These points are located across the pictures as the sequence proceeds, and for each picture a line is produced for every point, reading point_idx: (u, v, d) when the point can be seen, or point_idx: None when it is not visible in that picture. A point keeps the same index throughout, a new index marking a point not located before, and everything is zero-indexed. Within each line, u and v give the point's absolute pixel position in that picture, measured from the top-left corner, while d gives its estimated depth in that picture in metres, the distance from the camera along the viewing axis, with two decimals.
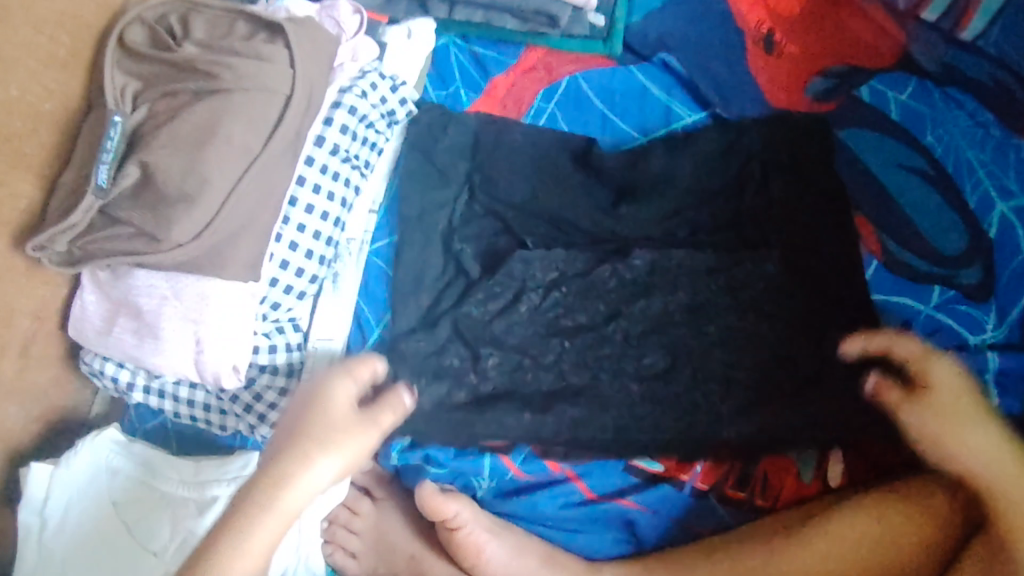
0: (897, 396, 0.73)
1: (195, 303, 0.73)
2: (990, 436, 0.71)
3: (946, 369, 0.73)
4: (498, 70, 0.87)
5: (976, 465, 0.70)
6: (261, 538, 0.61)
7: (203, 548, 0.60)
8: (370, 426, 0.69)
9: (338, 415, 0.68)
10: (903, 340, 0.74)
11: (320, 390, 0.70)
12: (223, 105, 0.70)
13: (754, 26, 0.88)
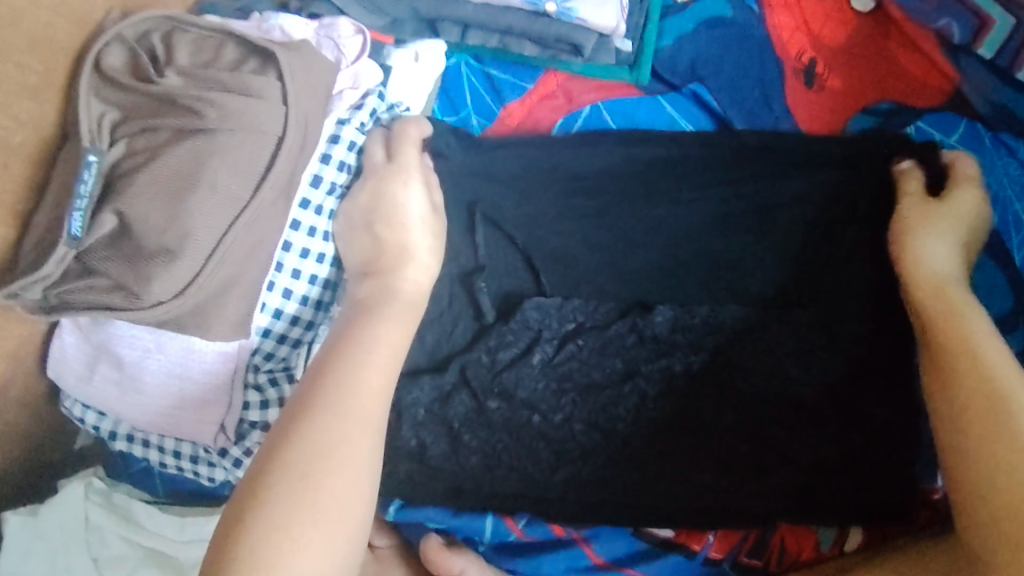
0: (912, 216, 0.72)
1: (180, 357, 0.68)
2: (955, 262, 0.69)
3: (965, 207, 0.72)
4: (513, 96, 0.80)
5: (948, 287, 0.66)
6: (354, 400, 0.55)
7: (298, 399, 0.55)
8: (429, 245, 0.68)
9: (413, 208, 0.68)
10: (966, 163, 0.74)
11: (383, 186, 0.68)
12: (208, 148, 0.63)
13: (794, 56, 0.81)
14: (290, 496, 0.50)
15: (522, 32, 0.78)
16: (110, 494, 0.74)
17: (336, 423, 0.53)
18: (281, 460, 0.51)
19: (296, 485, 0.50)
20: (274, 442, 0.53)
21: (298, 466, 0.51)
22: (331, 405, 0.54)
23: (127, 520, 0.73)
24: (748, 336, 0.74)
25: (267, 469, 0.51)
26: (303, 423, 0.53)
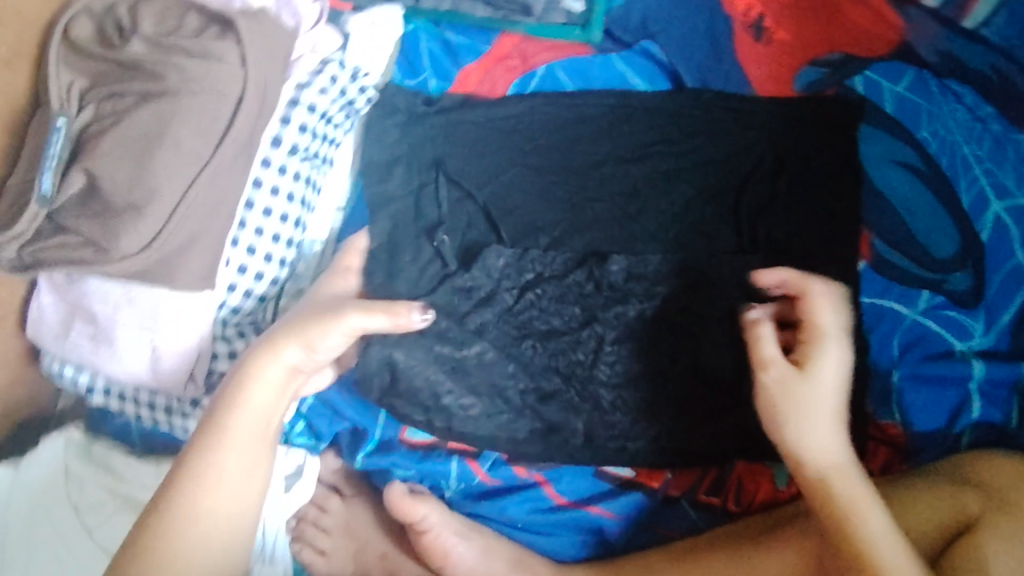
0: (783, 399, 0.67)
1: (150, 309, 0.71)
2: (839, 443, 0.66)
3: (834, 363, 0.67)
4: (471, 58, 0.83)
5: (854, 507, 0.62)
6: (242, 429, 0.64)
7: (180, 461, 0.63)
8: (384, 313, 0.68)
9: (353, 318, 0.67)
10: (826, 313, 0.69)
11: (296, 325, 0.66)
12: (170, 109, 0.66)
13: (743, 12, 0.83)
14: (181, 520, 0.61)
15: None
16: (89, 447, 0.79)
17: (227, 446, 0.63)
18: (177, 489, 0.62)
19: (191, 516, 0.61)
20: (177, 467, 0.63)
21: (192, 501, 0.61)
22: (228, 437, 0.63)
23: (106, 468, 0.78)
24: (697, 280, 0.77)
25: (166, 489, 0.62)
26: (194, 463, 0.62)
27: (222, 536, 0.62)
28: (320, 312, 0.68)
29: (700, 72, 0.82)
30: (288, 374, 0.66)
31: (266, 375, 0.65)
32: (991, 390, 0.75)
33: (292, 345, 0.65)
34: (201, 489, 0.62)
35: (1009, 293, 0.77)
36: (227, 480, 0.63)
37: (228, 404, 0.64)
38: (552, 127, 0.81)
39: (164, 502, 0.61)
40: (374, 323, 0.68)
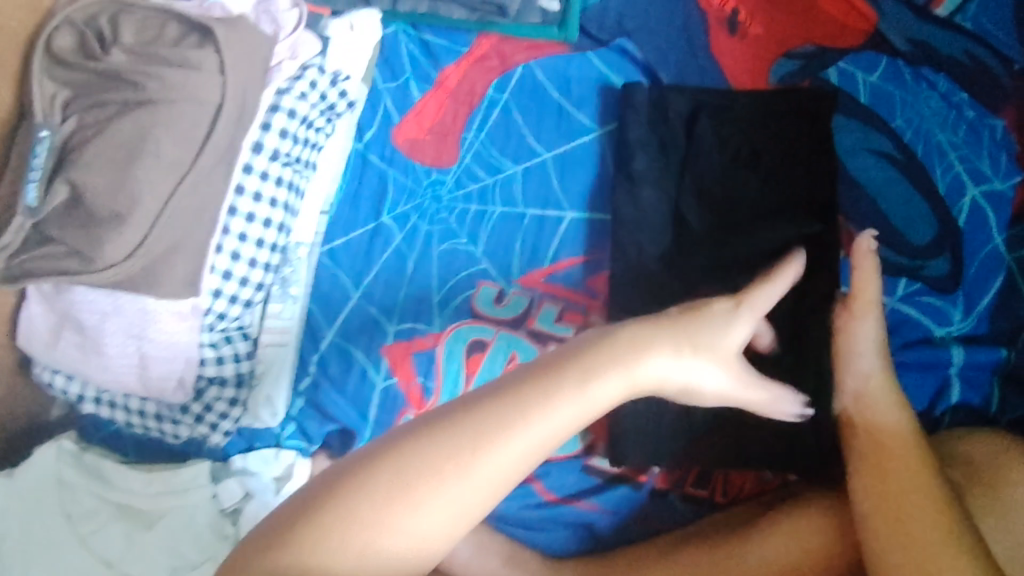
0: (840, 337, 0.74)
1: (136, 318, 0.73)
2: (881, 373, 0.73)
3: (868, 322, 0.74)
4: (450, 60, 0.84)
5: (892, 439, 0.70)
6: (536, 431, 0.53)
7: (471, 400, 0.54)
8: (726, 374, 0.63)
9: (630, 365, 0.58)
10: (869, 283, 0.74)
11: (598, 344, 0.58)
12: (151, 118, 0.67)
13: (718, 6, 0.85)
14: (360, 511, 0.48)
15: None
16: (82, 455, 0.79)
17: (532, 436, 0.52)
18: (405, 457, 0.50)
19: (359, 513, 0.47)
20: (441, 415, 0.53)
21: (456, 466, 0.50)
22: (509, 433, 0.52)
23: (97, 477, 0.78)
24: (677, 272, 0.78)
25: (362, 463, 0.50)
26: (476, 424, 0.52)
27: (419, 537, 0.49)
28: (614, 339, 0.59)
29: (678, 68, 0.83)
30: (606, 407, 0.57)
31: (598, 381, 0.56)
32: (972, 373, 0.76)
33: (617, 378, 0.57)
34: (460, 467, 0.51)
35: (988, 274, 0.78)
36: (508, 467, 0.52)
37: (536, 394, 0.54)
38: (531, 126, 0.82)
39: (364, 476, 0.49)
40: (684, 370, 0.61)
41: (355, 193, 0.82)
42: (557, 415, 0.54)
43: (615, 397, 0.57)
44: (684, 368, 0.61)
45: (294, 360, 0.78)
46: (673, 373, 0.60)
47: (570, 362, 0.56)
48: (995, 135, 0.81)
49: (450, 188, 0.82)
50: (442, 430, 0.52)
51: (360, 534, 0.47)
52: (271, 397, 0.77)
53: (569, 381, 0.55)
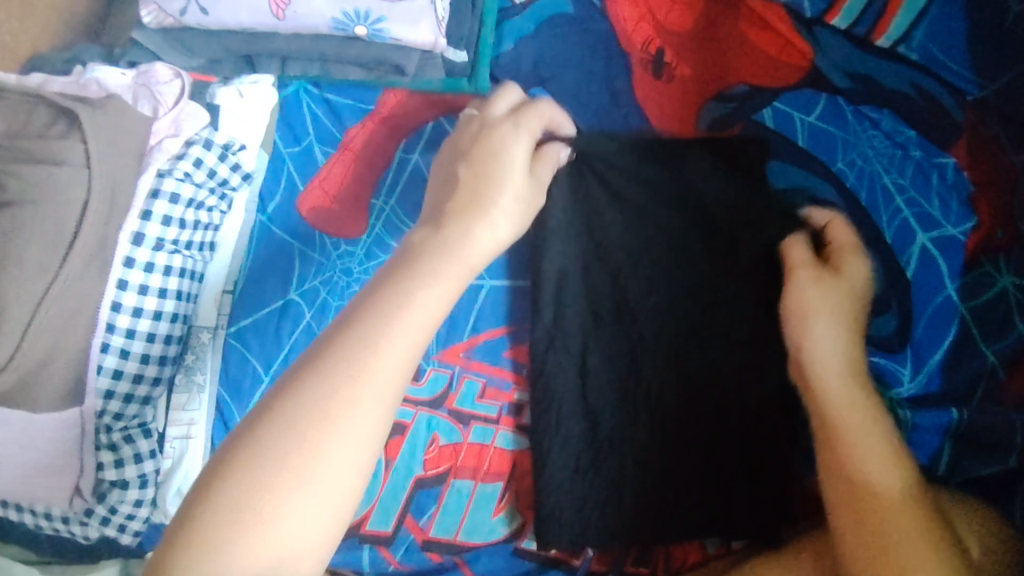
0: (811, 316, 0.64)
1: (21, 430, 0.68)
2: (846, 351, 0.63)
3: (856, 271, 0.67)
4: (355, 120, 0.78)
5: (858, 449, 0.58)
6: (415, 317, 0.47)
7: (333, 330, 0.47)
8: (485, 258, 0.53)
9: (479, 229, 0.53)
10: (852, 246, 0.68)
11: (426, 244, 0.52)
12: (11, 223, 0.62)
13: (641, 46, 0.79)
14: (261, 482, 0.41)
15: (340, 58, 0.79)
16: None
17: (389, 351, 0.45)
18: (280, 414, 0.43)
19: (277, 463, 0.41)
20: (296, 376, 0.45)
21: (322, 407, 0.43)
22: (389, 321, 0.46)
23: None
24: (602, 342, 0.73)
25: (237, 445, 0.42)
26: (333, 356, 0.45)
27: (337, 488, 0.42)
28: (468, 174, 0.57)
29: (603, 115, 0.77)
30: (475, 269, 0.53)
31: (464, 245, 0.52)
32: (921, 436, 0.71)
33: (483, 244, 0.53)
34: (348, 372, 0.44)
35: (941, 328, 0.73)
36: (398, 366, 0.45)
37: (405, 280, 0.49)
38: None
39: (251, 448, 0.42)
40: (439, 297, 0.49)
41: (260, 269, 0.76)
42: (409, 314, 0.47)
43: (470, 239, 0.53)
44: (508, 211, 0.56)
45: (203, 451, 0.73)
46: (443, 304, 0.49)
47: (443, 235, 0.53)
48: (948, 175, 0.74)
49: (360, 258, 0.75)
50: (300, 384, 0.44)
51: (281, 491, 0.41)
52: (181, 492, 0.73)
53: (397, 277, 0.49)
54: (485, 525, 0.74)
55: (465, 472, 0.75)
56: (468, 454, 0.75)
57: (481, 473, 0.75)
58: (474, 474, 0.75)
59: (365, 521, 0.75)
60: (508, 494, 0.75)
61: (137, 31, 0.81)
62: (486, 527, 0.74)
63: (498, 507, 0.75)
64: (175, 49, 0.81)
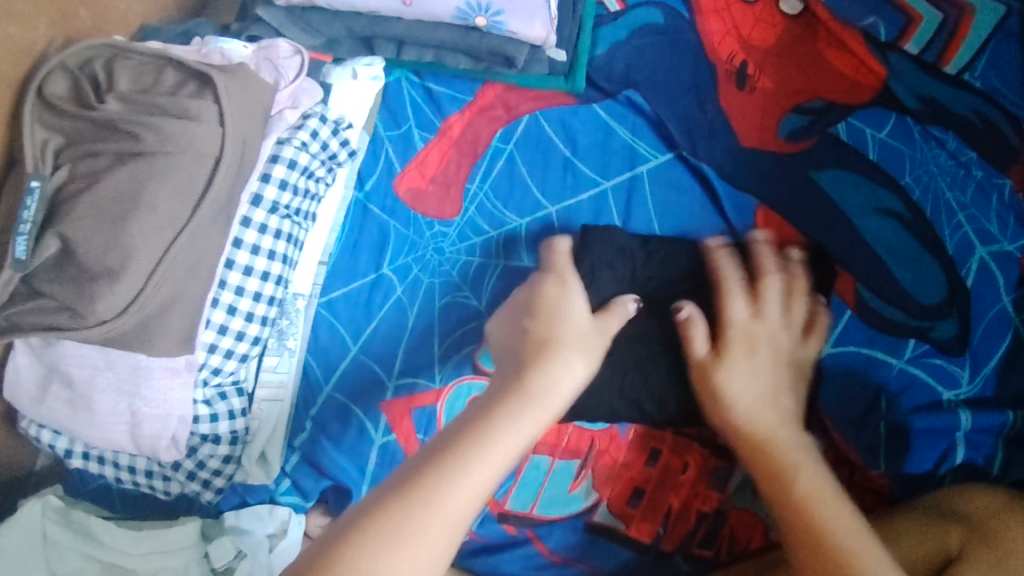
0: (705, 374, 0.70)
1: (128, 374, 0.71)
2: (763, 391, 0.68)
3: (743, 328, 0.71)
4: (454, 109, 0.82)
5: (754, 413, 0.67)
6: (497, 454, 0.51)
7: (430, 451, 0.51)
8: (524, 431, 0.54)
9: (569, 313, 0.64)
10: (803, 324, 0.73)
11: (476, 415, 0.54)
12: (147, 171, 0.65)
13: (725, 59, 0.83)
14: (432, 489, 0.48)
15: (455, 47, 0.82)
16: (68, 512, 0.76)
17: (524, 417, 0.54)
18: (400, 500, 0.47)
19: (395, 537, 0.45)
20: (389, 489, 0.48)
21: (417, 523, 0.46)
22: (466, 443, 0.51)
23: (82, 533, 0.75)
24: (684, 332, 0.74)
25: (364, 519, 0.46)
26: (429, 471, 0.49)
27: (440, 559, 0.46)
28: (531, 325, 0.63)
29: (687, 111, 0.81)
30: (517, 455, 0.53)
31: (521, 409, 0.55)
32: (977, 437, 0.75)
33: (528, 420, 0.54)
34: (448, 483, 0.48)
35: (996, 336, 0.77)
36: (478, 484, 0.49)
37: (479, 427, 0.53)
38: (535, 178, 0.80)
39: (380, 512, 0.46)
40: (501, 449, 0.52)
41: (354, 245, 0.80)
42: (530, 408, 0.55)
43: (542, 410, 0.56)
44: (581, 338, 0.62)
45: (290, 416, 0.77)
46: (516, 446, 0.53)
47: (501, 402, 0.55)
48: (1004, 193, 0.80)
49: (453, 239, 0.79)
50: (397, 498, 0.48)
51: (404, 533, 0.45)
52: (263, 452, 0.77)
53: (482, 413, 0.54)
54: (560, 498, 0.79)
55: (544, 447, 0.79)
56: (547, 430, 0.79)
57: (560, 449, 0.79)
58: (552, 450, 0.79)
59: None
60: (586, 471, 0.79)
61: (263, 8, 0.84)
62: (561, 501, 0.78)
63: (574, 483, 0.79)
64: (295, 25, 0.84)
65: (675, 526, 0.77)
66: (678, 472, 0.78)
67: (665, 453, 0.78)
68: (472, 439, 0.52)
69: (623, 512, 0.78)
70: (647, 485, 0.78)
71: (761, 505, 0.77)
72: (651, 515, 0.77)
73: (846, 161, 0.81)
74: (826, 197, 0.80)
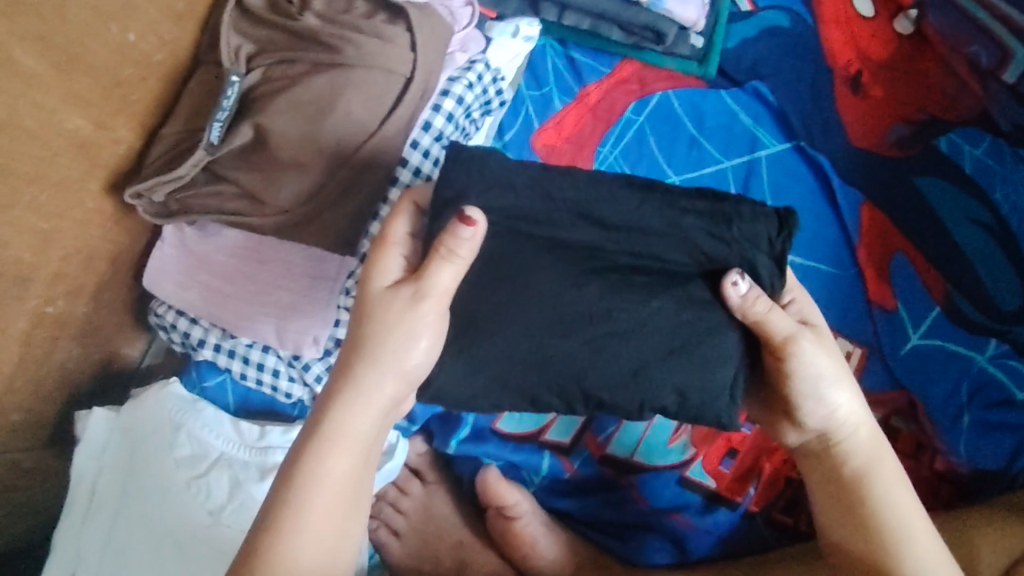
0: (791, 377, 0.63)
1: (282, 268, 0.76)
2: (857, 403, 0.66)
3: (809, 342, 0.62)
4: (593, 78, 0.90)
5: (836, 428, 0.65)
6: (351, 434, 0.59)
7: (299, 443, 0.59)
8: (373, 404, 0.60)
9: (390, 304, 0.60)
10: (815, 313, 0.66)
11: (330, 399, 0.60)
12: (345, 80, 0.71)
13: (842, 66, 0.91)
14: (297, 483, 0.57)
15: (614, 18, 0.88)
16: (196, 403, 0.81)
17: (364, 400, 0.60)
18: (284, 503, 0.57)
19: (277, 542, 0.55)
20: (285, 468, 0.58)
21: (290, 518, 0.56)
22: (325, 437, 0.58)
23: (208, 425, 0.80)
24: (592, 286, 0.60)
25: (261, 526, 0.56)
26: (302, 469, 0.58)
27: (329, 537, 0.57)
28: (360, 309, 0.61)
29: (804, 112, 0.89)
30: (367, 421, 0.60)
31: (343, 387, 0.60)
32: None
33: (383, 389, 0.60)
34: (309, 476, 0.57)
35: None
36: (337, 469, 0.58)
37: (330, 411, 0.59)
38: (664, 150, 0.87)
39: (270, 515, 0.56)
40: (349, 434, 0.59)
41: None
42: (374, 390, 0.60)
43: (410, 349, 0.59)
44: (395, 321, 0.60)
45: None
46: (359, 422, 0.59)
47: (351, 373, 0.60)
48: None
49: None
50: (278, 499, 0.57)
51: (291, 533, 0.56)
52: None
53: (345, 387, 0.60)
54: (661, 449, 0.82)
55: None
56: None
57: None
58: None
59: (546, 431, 0.83)
60: (686, 426, 0.83)
61: None
62: (661, 452, 0.82)
63: (674, 436, 0.83)
64: None
65: (765, 488, 0.81)
66: (771, 438, 0.82)
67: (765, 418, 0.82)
68: (325, 427, 0.59)
69: (716, 471, 0.81)
70: (742, 445, 0.82)
71: None
72: (743, 475, 0.81)
73: (945, 174, 0.87)
74: (923, 202, 0.86)
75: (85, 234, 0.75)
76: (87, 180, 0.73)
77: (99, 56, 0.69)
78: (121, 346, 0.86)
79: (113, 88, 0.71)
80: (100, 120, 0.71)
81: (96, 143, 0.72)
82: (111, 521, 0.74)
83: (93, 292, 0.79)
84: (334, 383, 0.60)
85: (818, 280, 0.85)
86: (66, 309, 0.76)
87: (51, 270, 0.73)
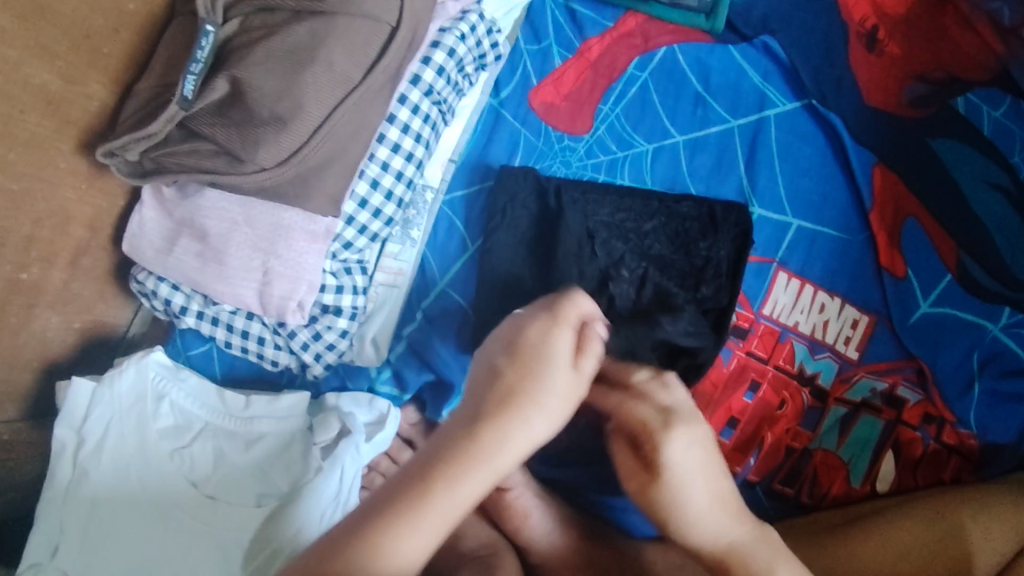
0: (653, 505, 0.60)
1: (267, 232, 0.72)
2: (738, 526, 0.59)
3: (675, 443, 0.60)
4: (595, 32, 0.87)
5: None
6: (487, 469, 0.54)
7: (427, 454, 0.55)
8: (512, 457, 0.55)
9: (540, 378, 0.58)
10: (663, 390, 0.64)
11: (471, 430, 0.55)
12: (327, 28, 0.66)
13: (858, 21, 0.86)
14: (423, 493, 0.52)
15: None
16: (178, 369, 0.79)
17: (508, 441, 0.55)
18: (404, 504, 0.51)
19: (389, 527, 0.50)
20: (405, 480, 0.53)
21: (408, 515, 0.50)
22: (464, 459, 0.53)
23: (190, 395, 0.77)
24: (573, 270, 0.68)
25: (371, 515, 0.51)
26: (429, 479, 0.52)
27: (428, 555, 0.51)
28: (507, 366, 0.59)
29: (815, 69, 0.85)
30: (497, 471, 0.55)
31: (491, 431, 0.55)
32: None
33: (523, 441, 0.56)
34: (437, 487, 0.52)
35: None
36: (467, 494, 0.53)
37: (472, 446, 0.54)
38: (666, 109, 0.85)
39: (386, 515, 0.50)
40: (488, 466, 0.54)
41: (485, 145, 0.84)
42: (514, 439, 0.55)
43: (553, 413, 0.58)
44: (560, 393, 0.58)
45: (403, 302, 0.80)
46: (496, 464, 0.54)
47: (495, 419, 0.56)
48: None
49: (581, 155, 0.83)
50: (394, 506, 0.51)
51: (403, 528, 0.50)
52: (374, 339, 0.80)
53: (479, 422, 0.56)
54: None
55: None
56: None
57: None
58: None
59: None
60: None
61: None
62: None
63: None
64: None
65: (764, 459, 0.76)
66: (775, 408, 0.77)
67: (764, 387, 0.78)
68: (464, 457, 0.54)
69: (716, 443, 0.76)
70: (743, 413, 0.77)
71: (846, 448, 0.76)
72: (744, 446, 0.77)
73: (964, 134, 0.82)
74: (938, 165, 0.81)
75: (56, 195, 0.71)
76: (58, 139, 0.69)
77: (69, 5, 0.65)
78: (106, 314, 0.84)
79: (82, 40, 0.67)
80: (68, 74, 0.67)
81: (65, 98, 0.68)
82: (93, 494, 0.71)
83: (71, 258, 0.76)
84: (475, 427, 0.55)
85: (827, 246, 0.81)
86: (40, 276, 0.72)
87: (23, 234, 0.69)
